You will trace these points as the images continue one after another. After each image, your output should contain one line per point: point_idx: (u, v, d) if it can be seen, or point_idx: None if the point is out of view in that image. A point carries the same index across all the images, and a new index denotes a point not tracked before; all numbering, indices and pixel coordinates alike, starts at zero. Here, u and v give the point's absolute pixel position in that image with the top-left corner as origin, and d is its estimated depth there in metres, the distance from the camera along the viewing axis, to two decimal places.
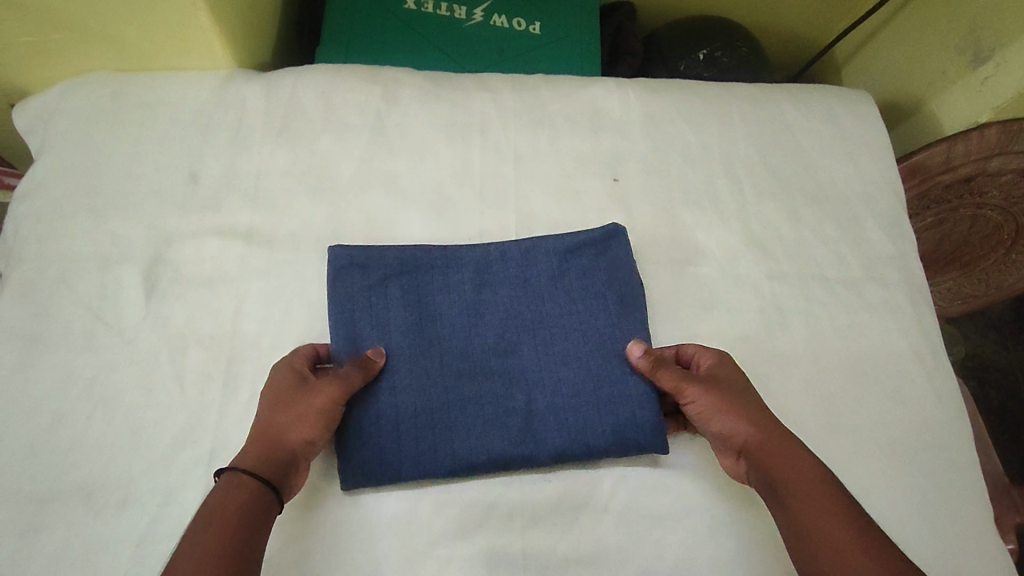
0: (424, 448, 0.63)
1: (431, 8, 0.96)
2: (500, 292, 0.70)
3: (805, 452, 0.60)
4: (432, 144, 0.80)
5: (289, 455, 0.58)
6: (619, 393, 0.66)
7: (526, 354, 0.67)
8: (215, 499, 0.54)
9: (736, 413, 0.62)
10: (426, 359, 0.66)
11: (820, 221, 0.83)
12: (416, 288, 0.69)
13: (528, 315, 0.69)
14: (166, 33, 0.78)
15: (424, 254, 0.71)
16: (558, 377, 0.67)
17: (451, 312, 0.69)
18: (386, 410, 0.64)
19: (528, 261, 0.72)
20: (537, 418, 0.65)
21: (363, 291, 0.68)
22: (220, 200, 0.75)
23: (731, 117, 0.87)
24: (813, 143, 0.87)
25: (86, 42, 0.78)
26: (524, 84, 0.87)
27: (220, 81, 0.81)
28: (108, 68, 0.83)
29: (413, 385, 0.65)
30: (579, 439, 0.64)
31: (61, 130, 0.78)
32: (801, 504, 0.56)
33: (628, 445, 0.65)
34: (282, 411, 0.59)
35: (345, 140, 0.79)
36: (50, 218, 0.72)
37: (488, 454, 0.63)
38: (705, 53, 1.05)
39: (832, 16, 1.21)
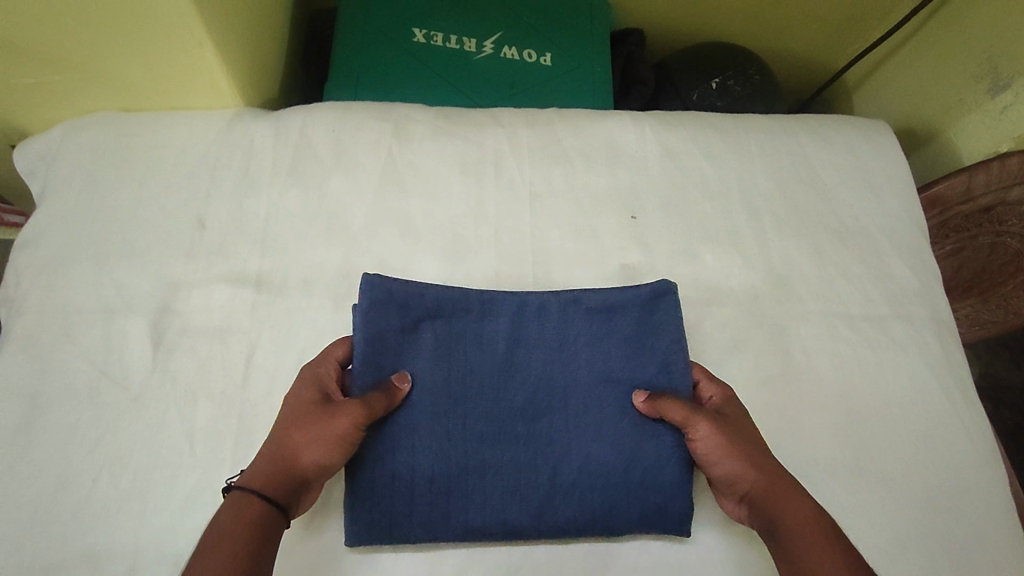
0: (437, 513, 0.61)
1: (441, 41, 0.94)
2: (535, 351, 0.67)
3: (809, 500, 0.57)
4: (446, 183, 0.78)
5: (302, 478, 0.56)
6: (653, 478, 0.63)
7: (556, 420, 0.65)
8: (222, 516, 0.52)
9: (742, 460, 0.59)
10: (451, 417, 0.63)
11: (842, 255, 0.81)
12: (449, 339, 0.66)
13: (562, 377, 0.66)
14: (171, 72, 0.76)
15: (461, 299, 0.67)
16: (588, 452, 0.63)
17: (481, 366, 0.65)
18: (401, 470, 0.61)
19: (566, 320, 0.68)
20: (558, 494, 0.63)
21: (394, 333, 0.64)
22: (228, 245, 0.72)
23: (750, 150, 0.86)
24: (833, 176, 0.86)
25: (88, 82, 0.76)
26: (538, 118, 0.85)
27: (227, 120, 0.79)
28: (111, 107, 0.81)
29: (433, 447, 0.62)
30: (599, 522, 0.62)
31: (65, 173, 0.76)
32: (799, 551, 0.54)
33: (653, 524, 0.63)
34: (300, 429, 0.57)
35: (357, 180, 0.77)
36: (53, 267, 0.70)
37: (501, 527, 0.61)
38: (718, 81, 1.03)
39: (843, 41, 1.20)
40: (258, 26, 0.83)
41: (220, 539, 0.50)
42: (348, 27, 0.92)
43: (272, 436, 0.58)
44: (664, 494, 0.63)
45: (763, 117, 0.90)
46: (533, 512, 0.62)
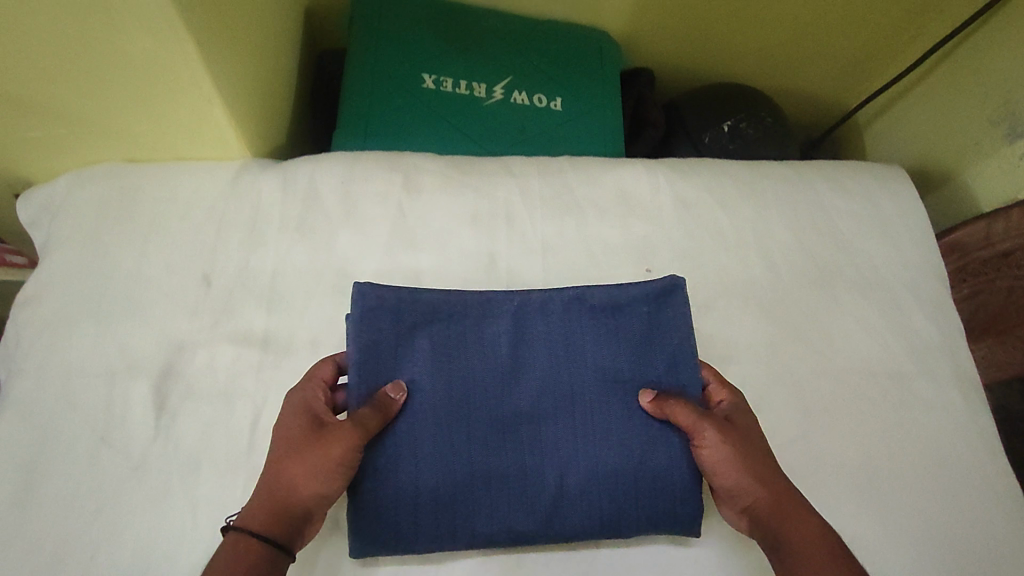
0: (444, 523, 0.61)
1: (451, 87, 0.93)
2: (539, 352, 0.65)
3: (817, 517, 0.57)
4: (456, 237, 0.77)
5: (302, 512, 0.55)
6: (661, 481, 0.63)
7: (559, 425, 0.63)
8: (221, 561, 0.52)
9: (750, 472, 0.59)
10: (454, 424, 0.61)
11: (862, 308, 0.79)
12: (447, 343, 0.64)
13: (564, 380, 0.64)
14: (178, 124, 0.74)
15: (458, 301, 0.66)
16: (594, 455, 0.62)
17: (480, 373, 0.63)
18: (407, 484, 0.60)
19: (570, 317, 0.66)
20: (565, 499, 0.62)
21: (389, 343, 0.63)
22: (234, 302, 0.71)
23: (766, 198, 0.84)
24: (851, 225, 0.84)
25: (94, 134, 0.75)
26: (549, 167, 0.83)
27: (234, 172, 0.78)
28: (117, 158, 0.79)
29: (436, 456, 0.60)
30: (608, 524, 0.62)
31: (69, 227, 0.74)
32: (805, 567, 0.54)
33: (660, 523, 0.63)
34: (291, 462, 0.55)
35: (365, 235, 0.75)
36: (54, 326, 0.68)
37: (508, 533, 0.61)
38: (730, 124, 1.02)
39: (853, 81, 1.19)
40: (265, 76, 0.82)
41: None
42: (356, 72, 0.91)
43: (265, 471, 0.57)
44: (671, 498, 0.63)
45: (778, 164, 0.88)
46: (541, 519, 0.62)
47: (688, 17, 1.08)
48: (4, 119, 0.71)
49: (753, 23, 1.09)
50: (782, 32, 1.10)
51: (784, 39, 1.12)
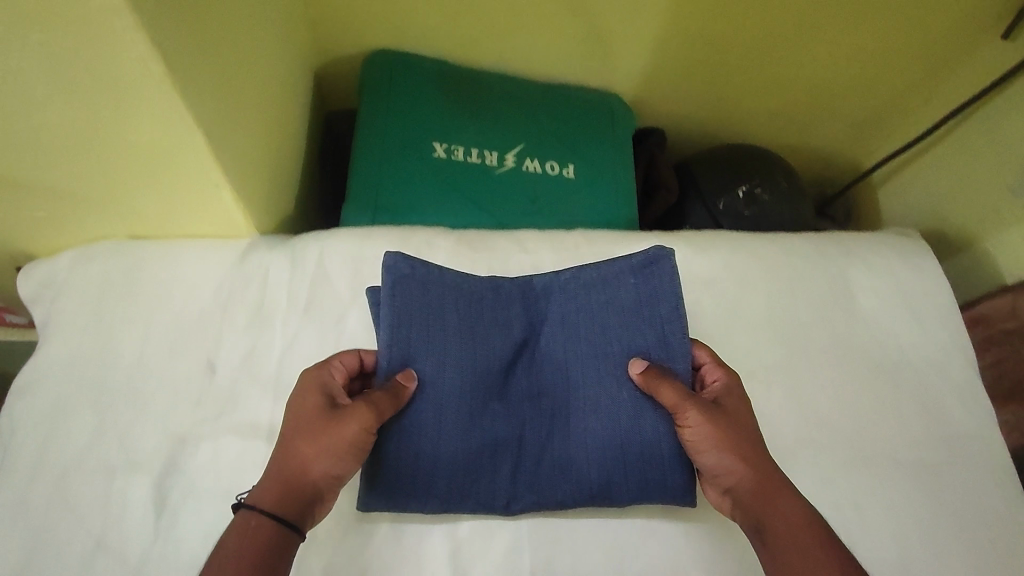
0: (452, 487, 0.62)
1: (462, 155, 0.92)
2: (552, 330, 0.68)
3: (801, 502, 0.57)
4: None
5: (313, 491, 0.55)
6: (650, 454, 0.64)
7: (561, 394, 0.66)
8: (230, 538, 0.51)
9: (733, 454, 0.59)
10: (463, 390, 0.63)
11: (887, 392, 0.77)
12: (468, 318, 0.66)
13: (564, 355, 0.67)
14: (184, 200, 0.71)
15: (476, 281, 0.68)
16: (586, 426, 0.65)
17: (492, 344, 0.66)
18: (424, 450, 0.61)
19: (579, 297, 0.69)
20: (565, 468, 0.64)
21: (419, 308, 0.64)
22: (239, 391, 0.68)
23: (785, 275, 0.82)
24: (872, 303, 0.82)
25: (96, 211, 0.71)
26: (564, 243, 0.81)
27: (242, 251, 0.76)
28: (121, 233, 0.76)
29: (453, 422, 0.62)
30: (603, 495, 0.64)
31: (71, 310, 0.72)
32: (789, 551, 0.54)
33: (650, 495, 0.64)
34: (305, 439, 0.55)
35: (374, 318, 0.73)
36: (53, 419, 0.66)
37: (507, 501, 0.63)
38: (745, 189, 1.01)
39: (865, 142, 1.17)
40: (274, 149, 0.81)
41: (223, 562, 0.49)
42: (367, 140, 0.90)
43: (276, 452, 0.57)
44: (666, 470, 0.64)
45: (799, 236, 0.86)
46: (531, 486, 0.63)
47: (701, 78, 1.07)
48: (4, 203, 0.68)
49: (768, 83, 1.08)
50: (797, 92, 1.09)
51: (798, 99, 1.10)
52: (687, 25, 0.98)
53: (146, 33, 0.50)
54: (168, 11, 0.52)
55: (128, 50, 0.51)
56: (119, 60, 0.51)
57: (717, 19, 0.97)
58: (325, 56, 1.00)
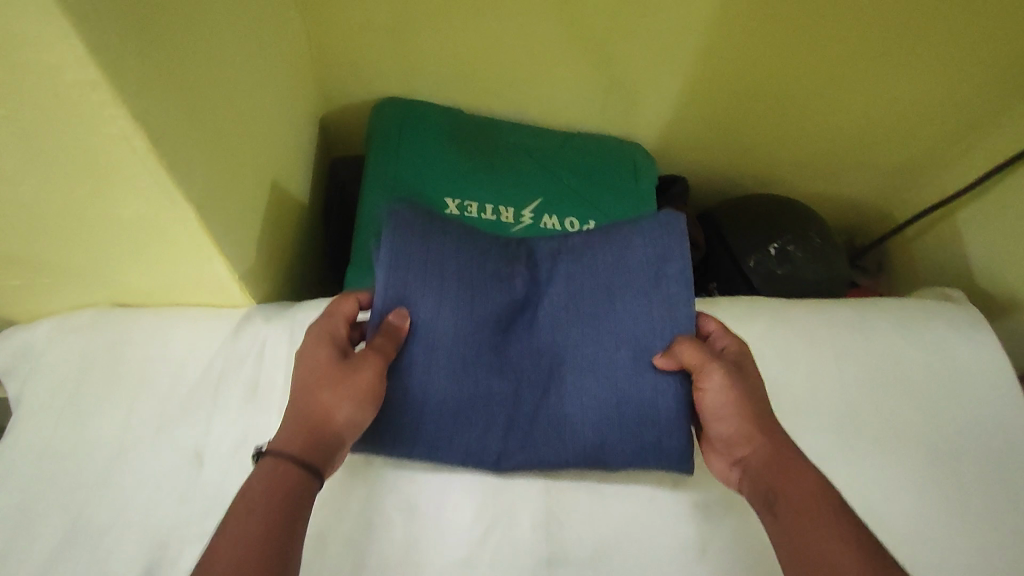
0: (434, 437, 0.60)
1: (476, 212, 0.85)
2: (557, 283, 0.64)
3: (817, 476, 0.54)
4: None
5: (336, 437, 0.54)
6: (649, 415, 0.60)
7: (559, 350, 0.62)
8: (257, 484, 0.50)
9: (751, 421, 0.57)
10: (462, 346, 0.60)
11: (937, 480, 0.74)
12: (466, 266, 0.62)
13: (566, 311, 0.63)
14: (173, 272, 0.65)
15: (477, 232, 0.65)
16: (584, 386, 0.61)
17: (490, 299, 0.62)
18: (405, 397, 0.59)
19: (588, 251, 0.65)
20: (558, 427, 0.61)
21: (414, 250, 0.61)
22: (228, 486, 0.61)
23: (827, 347, 0.81)
24: (916, 381, 0.81)
25: (77, 282, 0.65)
26: None
27: (235, 323, 0.70)
28: (104, 302, 0.70)
29: (441, 373, 0.59)
30: (595, 458, 0.62)
31: (43, 390, 0.65)
32: (807, 524, 0.51)
33: (647, 461, 0.61)
34: (325, 385, 0.54)
35: None
36: (18, 518, 0.59)
37: (492, 459, 0.61)
38: (777, 246, 0.95)
39: (895, 194, 1.12)
40: (273, 212, 0.76)
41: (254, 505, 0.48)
42: (375, 197, 0.83)
43: (291, 398, 0.55)
44: (664, 434, 0.61)
45: (833, 304, 0.86)
46: (522, 447, 0.61)
47: (726, 128, 1.02)
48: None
49: (796, 132, 1.02)
50: (827, 140, 1.03)
51: (828, 147, 1.05)
52: (711, 76, 0.94)
53: (126, 111, 0.44)
54: (156, 86, 0.46)
55: (106, 128, 0.45)
56: (96, 138, 0.45)
57: (743, 70, 0.93)
58: (329, 105, 0.95)
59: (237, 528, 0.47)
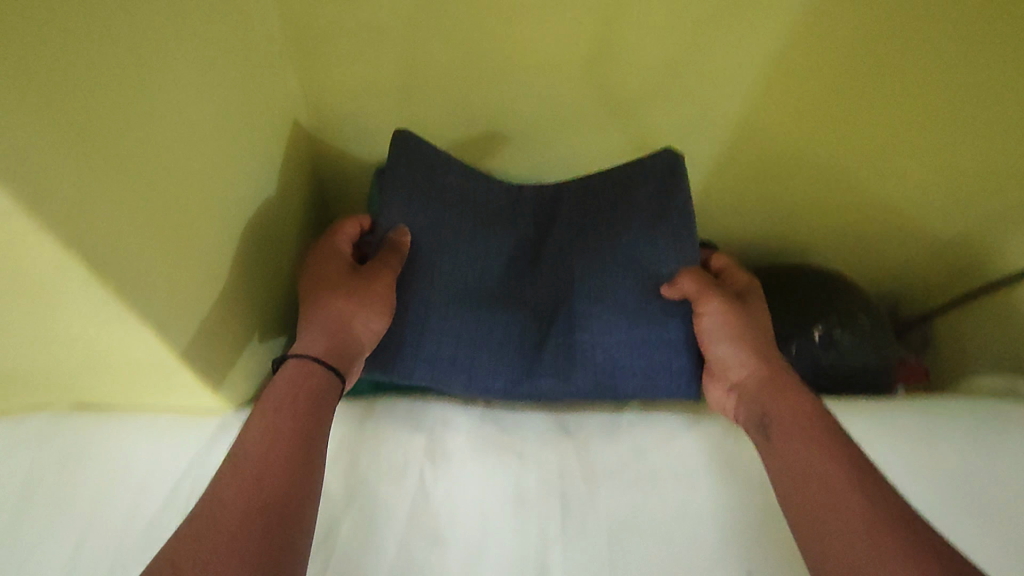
0: (448, 354, 0.70)
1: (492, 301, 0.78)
2: (560, 227, 0.78)
3: (805, 393, 0.65)
4: (496, 524, 0.59)
5: (351, 340, 0.65)
6: (654, 338, 0.72)
7: (570, 282, 0.74)
8: (286, 382, 0.59)
9: (745, 343, 0.69)
10: (478, 281, 0.74)
11: None
12: (471, 212, 0.77)
13: (566, 247, 0.76)
14: (138, 382, 0.57)
15: (488, 185, 0.79)
16: (592, 310, 0.72)
17: (498, 245, 0.77)
18: (431, 319, 0.71)
19: (587, 199, 0.78)
20: (576, 348, 0.71)
21: (422, 193, 0.75)
22: None
23: (880, 455, 0.72)
24: (992, 495, 0.70)
25: (29, 388, 0.57)
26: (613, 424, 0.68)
27: (209, 435, 0.62)
28: (65, 403, 0.61)
29: (452, 295, 0.72)
30: (607, 381, 0.71)
31: None
32: (793, 432, 0.61)
33: (656, 380, 0.72)
34: (341, 295, 0.65)
35: (377, 530, 0.58)
36: None
37: (506, 377, 0.70)
38: (821, 331, 0.87)
39: (940, 268, 1.05)
40: (257, 297, 0.68)
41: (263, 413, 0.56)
42: None
43: (308, 309, 0.65)
44: (670, 353, 0.72)
45: (885, 405, 0.78)
46: (534, 369, 0.71)
47: (760, 197, 0.95)
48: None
49: (836, 201, 0.96)
50: (874, 212, 0.97)
51: (871, 218, 0.98)
52: (741, 141, 0.86)
53: (51, 233, 0.36)
54: (94, 197, 0.38)
55: (28, 251, 0.37)
56: (20, 261, 0.37)
57: (775, 135, 0.85)
58: (327, 167, 0.88)
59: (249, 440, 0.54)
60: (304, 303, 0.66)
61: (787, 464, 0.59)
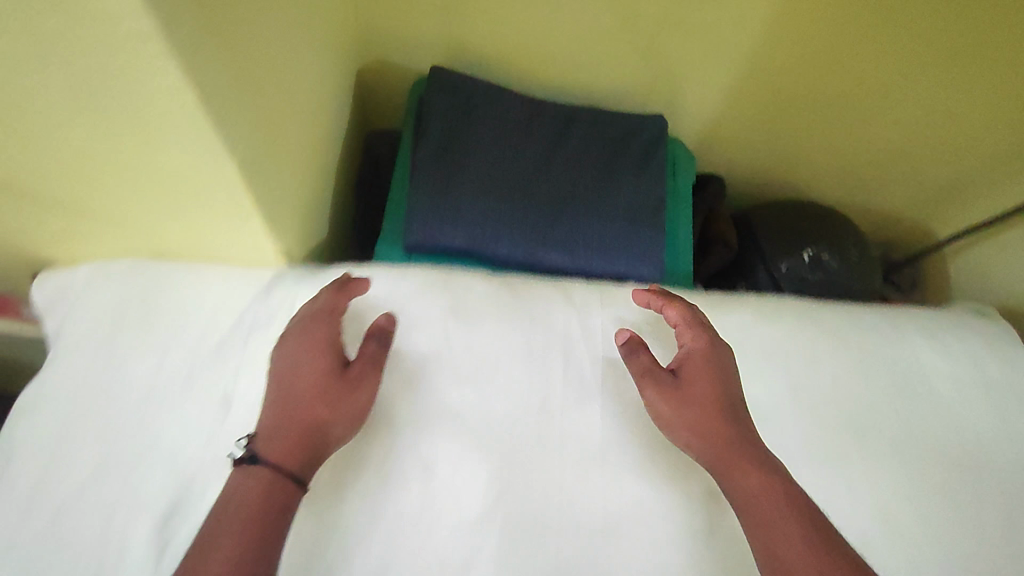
0: (475, 231, 0.80)
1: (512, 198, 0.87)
2: (572, 141, 0.88)
3: (761, 469, 0.60)
4: (507, 373, 0.69)
5: (324, 448, 0.58)
6: (638, 236, 0.84)
7: (577, 185, 0.85)
8: (248, 488, 0.54)
9: (688, 428, 0.63)
10: (503, 175, 0.83)
11: (954, 487, 0.73)
12: (500, 121, 0.86)
13: (576, 158, 0.87)
14: (212, 231, 0.67)
15: (515, 100, 0.88)
16: (592, 210, 0.84)
17: (522, 148, 0.86)
18: (463, 202, 0.81)
19: (594, 123, 0.90)
20: (577, 238, 0.82)
21: (458, 108, 0.85)
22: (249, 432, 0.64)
23: (854, 349, 0.80)
24: (945, 390, 0.80)
25: (115, 234, 0.68)
26: (614, 301, 0.77)
27: (267, 283, 0.72)
28: (143, 254, 0.72)
29: (480, 185, 0.82)
30: (603, 265, 0.82)
31: (81, 332, 0.69)
32: (753, 520, 0.57)
33: (640, 268, 0.83)
34: (326, 403, 0.59)
35: (408, 367, 0.68)
36: (61, 444, 0.63)
37: (519, 256, 0.81)
38: (812, 252, 0.95)
39: (937, 211, 1.12)
40: (312, 174, 0.77)
41: (224, 509, 0.52)
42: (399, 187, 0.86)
43: (291, 408, 0.59)
44: (651, 248, 0.84)
45: (864, 310, 0.86)
46: (544, 250, 0.81)
47: (767, 130, 1.03)
48: (11, 213, 0.63)
49: (838, 142, 1.03)
50: (875, 150, 1.04)
51: (872, 158, 1.05)
52: (754, 74, 0.93)
53: (178, 67, 0.45)
54: (209, 46, 0.47)
55: (157, 78, 0.46)
56: (150, 86, 0.47)
57: (784, 74, 0.93)
58: (372, 81, 0.97)
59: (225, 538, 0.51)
60: (287, 397, 0.59)
61: (760, 554, 0.55)
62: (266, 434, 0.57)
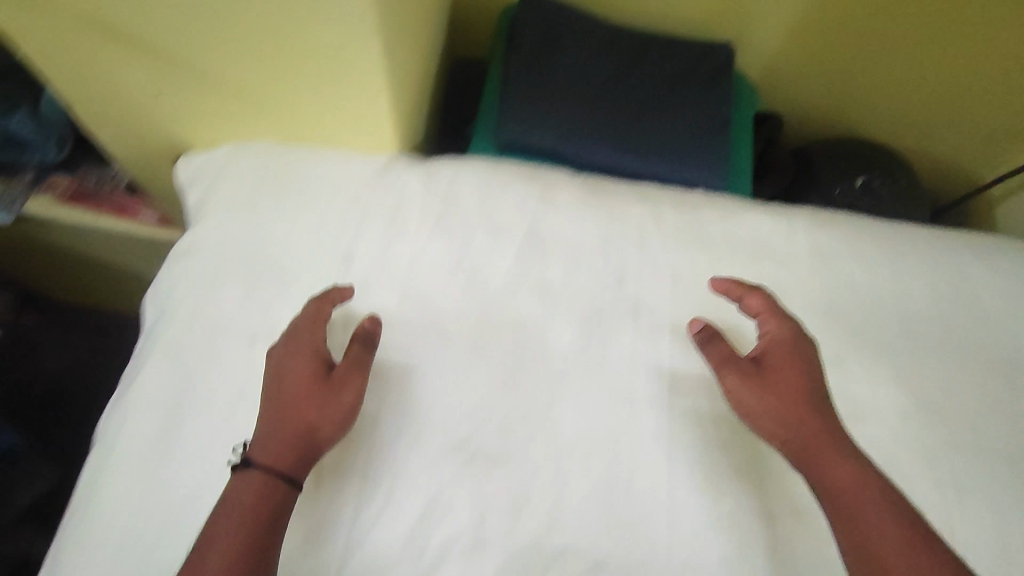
0: (558, 136, 0.90)
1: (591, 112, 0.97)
2: (646, 62, 0.96)
3: (851, 462, 0.58)
4: (587, 251, 0.79)
5: (315, 449, 0.60)
6: (704, 149, 0.93)
7: (650, 101, 0.93)
8: (247, 495, 0.56)
9: (772, 417, 0.63)
10: (584, 88, 0.92)
11: (998, 380, 0.79)
12: (581, 41, 0.95)
13: (650, 76, 0.95)
14: (341, 108, 0.79)
15: (596, 24, 0.97)
16: (664, 123, 0.93)
17: (602, 66, 0.94)
18: (548, 111, 0.90)
19: (666, 49, 0.98)
20: (648, 147, 0.91)
21: (545, 29, 0.94)
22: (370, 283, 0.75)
23: (907, 255, 0.86)
24: (992, 297, 0.85)
25: (248, 114, 0.81)
26: (684, 202, 0.85)
27: (382, 165, 0.83)
28: (268, 138, 0.85)
29: (563, 96, 0.91)
30: (672, 171, 0.91)
31: (222, 197, 0.80)
32: (840, 516, 0.56)
33: (706, 176, 0.92)
34: (309, 406, 0.61)
35: (504, 241, 0.79)
36: (211, 284, 0.74)
37: (597, 160, 0.90)
38: (864, 179, 1.02)
39: (993, 153, 1.17)
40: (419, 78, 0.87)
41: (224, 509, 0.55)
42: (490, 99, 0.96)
43: (277, 412, 0.61)
44: (716, 159, 0.92)
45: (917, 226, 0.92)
46: (619, 156, 0.90)
47: (825, 71, 1.10)
48: (172, 90, 0.78)
49: (894, 84, 1.10)
50: (930, 93, 1.09)
51: (927, 100, 1.11)
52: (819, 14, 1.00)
53: None
54: None
55: None
56: None
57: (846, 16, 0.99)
58: (464, 8, 1.06)
59: (224, 540, 0.54)
60: (275, 403, 0.62)
61: (853, 550, 0.54)
62: (258, 439, 0.60)
